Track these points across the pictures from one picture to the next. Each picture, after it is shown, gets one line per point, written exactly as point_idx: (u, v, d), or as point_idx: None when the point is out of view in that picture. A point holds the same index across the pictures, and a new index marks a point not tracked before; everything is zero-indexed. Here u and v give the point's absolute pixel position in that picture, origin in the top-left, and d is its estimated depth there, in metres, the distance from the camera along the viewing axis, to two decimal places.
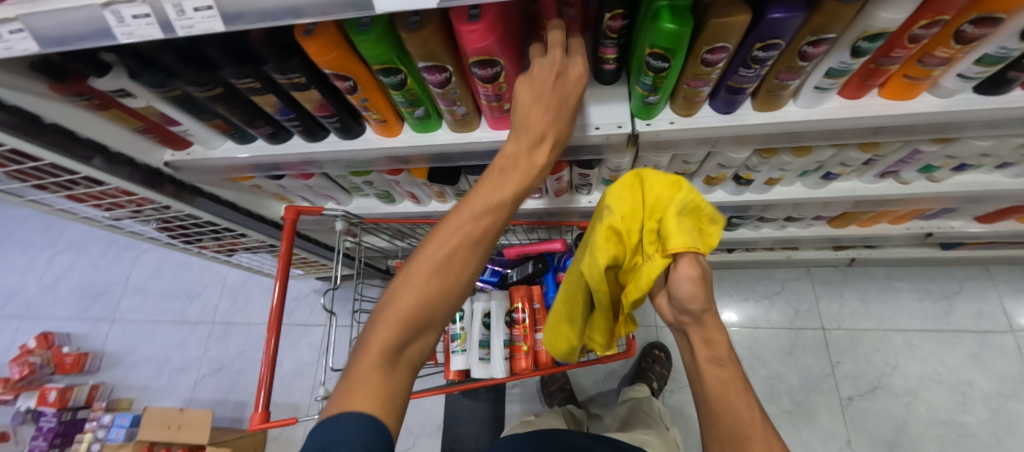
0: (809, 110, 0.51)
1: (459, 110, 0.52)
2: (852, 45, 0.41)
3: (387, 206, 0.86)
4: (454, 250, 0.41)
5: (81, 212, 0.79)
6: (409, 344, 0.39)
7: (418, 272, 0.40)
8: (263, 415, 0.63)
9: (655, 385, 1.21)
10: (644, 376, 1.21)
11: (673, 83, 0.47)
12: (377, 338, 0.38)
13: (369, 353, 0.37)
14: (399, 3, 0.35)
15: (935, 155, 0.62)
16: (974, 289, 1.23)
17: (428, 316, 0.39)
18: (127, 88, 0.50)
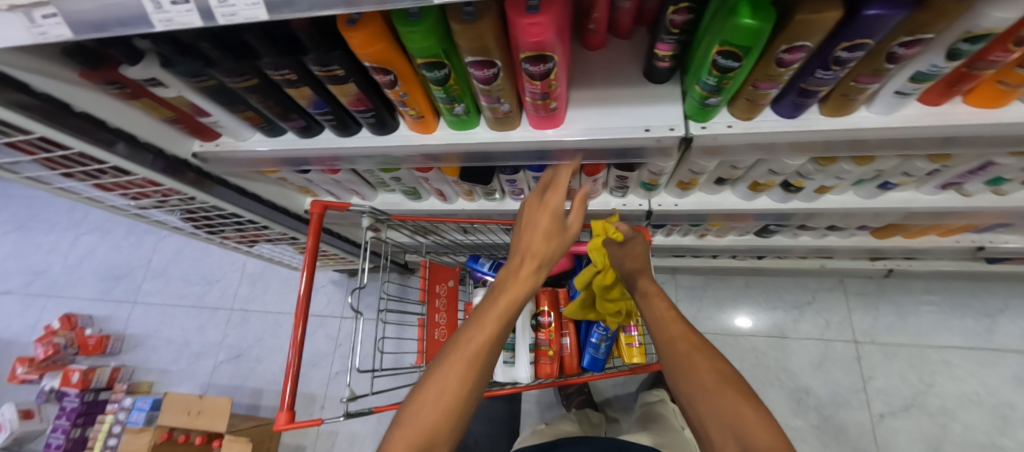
0: (884, 116, 0.47)
1: (503, 108, 0.49)
2: (950, 47, 0.37)
3: (413, 202, 0.84)
4: (460, 361, 0.42)
5: (107, 200, 0.78)
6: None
7: (427, 392, 0.41)
8: (289, 414, 0.61)
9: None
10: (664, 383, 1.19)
11: (739, 85, 0.43)
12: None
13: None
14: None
15: (1009, 168, 0.57)
16: (1020, 306, 1.17)
17: (438, 442, 0.40)
18: (159, 77, 0.48)
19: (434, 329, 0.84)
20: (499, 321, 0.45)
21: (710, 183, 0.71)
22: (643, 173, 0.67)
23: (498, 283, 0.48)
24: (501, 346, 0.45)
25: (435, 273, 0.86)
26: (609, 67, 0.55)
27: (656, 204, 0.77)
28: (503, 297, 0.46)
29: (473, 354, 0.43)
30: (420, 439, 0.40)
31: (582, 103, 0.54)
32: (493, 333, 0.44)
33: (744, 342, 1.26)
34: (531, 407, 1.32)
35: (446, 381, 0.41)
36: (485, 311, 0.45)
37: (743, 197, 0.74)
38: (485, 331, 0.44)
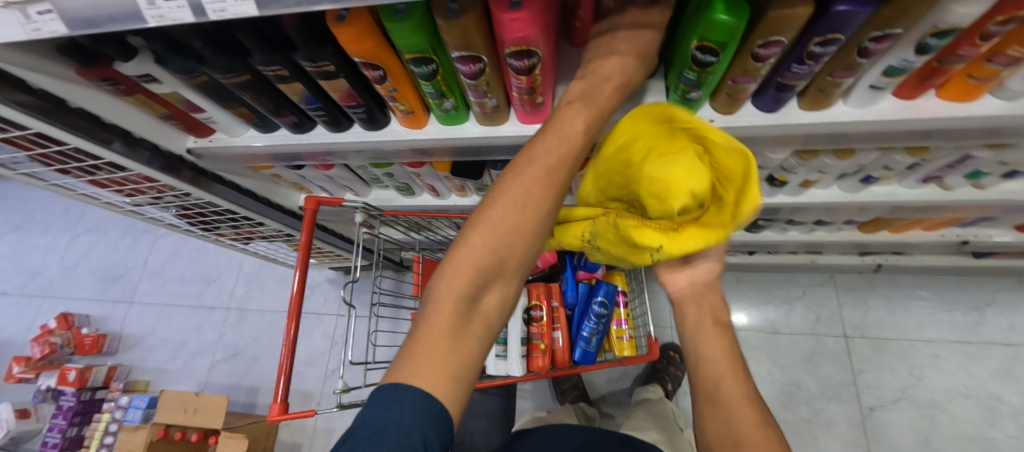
0: (860, 110, 0.48)
1: (490, 102, 0.51)
2: (919, 41, 0.38)
3: (406, 198, 0.85)
4: (522, 194, 0.40)
5: (103, 197, 0.79)
6: (482, 295, 0.41)
7: (485, 224, 0.40)
8: (282, 406, 0.62)
9: (669, 387, 1.20)
10: (658, 378, 1.20)
11: (718, 79, 0.44)
12: (449, 290, 0.40)
13: (442, 312, 0.39)
14: None
15: (986, 161, 0.59)
16: (1007, 300, 1.19)
17: (504, 269, 0.41)
18: (153, 73, 0.49)
19: None
20: (565, 150, 0.41)
21: None
22: None
23: (564, 110, 0.42)
24: (569, 178, 0.41)
25: (428, 269, 0.87)
26: None
27: None
28: (569, 129, 0.41)
29: (533, 185, 0.40)
30: (485, 267, 0.40)
31: None
32: (557, 166, 0.40)
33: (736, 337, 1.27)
34: (526, 403, 1.33)
35: (508, 213, 0.40)
36: (548, 141, 0.41)
37: None
38: (548, 162, 0.40)
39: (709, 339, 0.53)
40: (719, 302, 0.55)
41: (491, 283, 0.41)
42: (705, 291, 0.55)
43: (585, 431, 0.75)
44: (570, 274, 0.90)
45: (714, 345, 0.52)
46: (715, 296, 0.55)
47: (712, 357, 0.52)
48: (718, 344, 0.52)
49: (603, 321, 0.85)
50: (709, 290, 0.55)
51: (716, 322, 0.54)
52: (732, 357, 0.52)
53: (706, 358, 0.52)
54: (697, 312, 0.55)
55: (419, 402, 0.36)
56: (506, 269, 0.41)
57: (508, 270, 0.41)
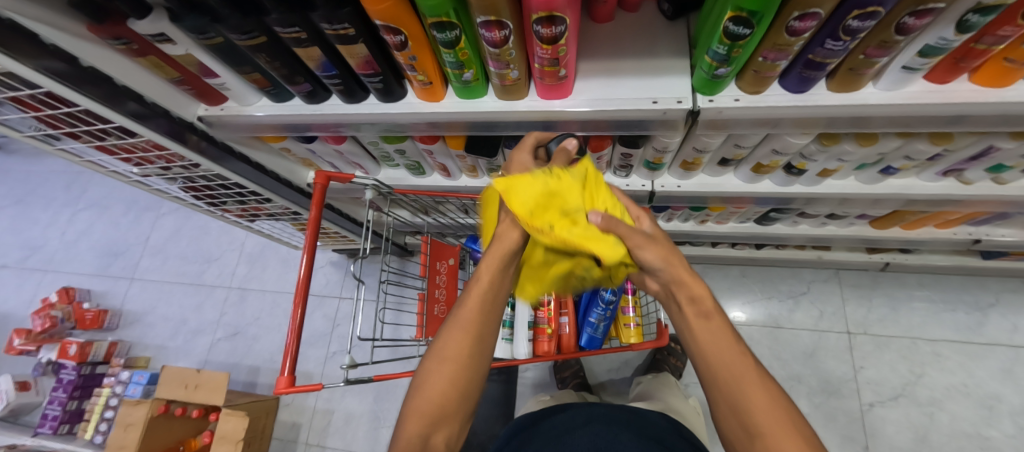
0: (889, 93, 0.47)
1: (511, 75, 0.50)
2: (959, 18, 0.37)
3: (416, 178, 0.84)
4: (453, 344, 0.48)
5: (109, 166, 0.78)
6: (436, 432, 0.46)
7: (428, 371, 0.48)
8: (289, 379, 0.62)
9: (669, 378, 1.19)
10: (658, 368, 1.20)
11: (747, 54, 0.43)
12: (410, 425, 0.46)
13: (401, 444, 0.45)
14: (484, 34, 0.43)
15: (1009, 153, 0.58)
16: (1011, 302, 1.18)
17: (450, 409, 0.47)
18: (167, 33, 0.48)
19: (434, 304, 0.84)
20: (488, 293, 0.50)
21: (713, 164, 0.71)
22: (647, 151, 0.67)
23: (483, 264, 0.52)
24: (491, 320, 0.51)
25: (436, 250, 0.86)
26: (618, 40, 0.55)
27: (658, 185, 0.77)
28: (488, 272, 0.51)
29: (463, 328, 0.49)
30: (434, 409, 0.46)
31: (590, 74, 0.54)
32: (478, 312, 0.49)
33: (739, 331, 1.27)
34: (527, 390, 1.33)
35: (444, 356, 0.48)
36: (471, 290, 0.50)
37: (745, 180, 0.74)
38: (471, 308, 0.50)
39: (701, 328, 0.46)
40: (701, 294, 0.47)
41: (440, 423, 0.46)
42: (681, 285, 0.47)
43: (587, 410, 0.73)
44: None
45: (716, 346, 0.45)
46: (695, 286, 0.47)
47: (712, 358, 0.44)
48: (711, 342, 0.45)
49: (612, 309, 0.83)
50: (685, 285, 0.47)
51: (698, 316, 0.46)
52: (732, 345, 0.44)
53: (700, 354, 0.46)
54: (684, 311, 0.47)
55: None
56: (451, 406, 0.47)
57: (459, 402, 0.48)
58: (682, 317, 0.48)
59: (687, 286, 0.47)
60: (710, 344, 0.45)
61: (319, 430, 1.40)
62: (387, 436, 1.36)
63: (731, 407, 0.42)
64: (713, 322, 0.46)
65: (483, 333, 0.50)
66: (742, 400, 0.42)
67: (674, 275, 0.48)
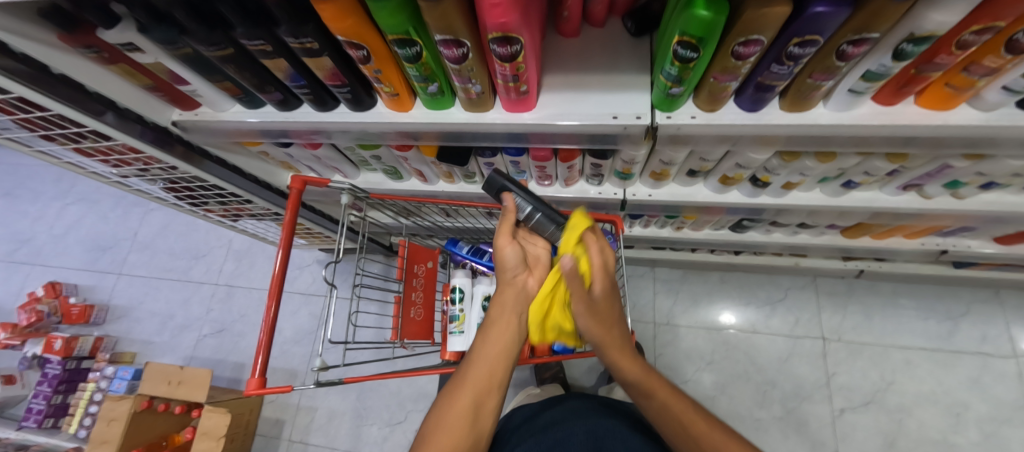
0: (839, 113, 0.49)
1: (474, 89, 0.51)
2: (895, 47, 0.38)
3: (394, 182, 0.85)
4: (463, 397, 0.53)
5: (88, 166, 0.79)
6: None
7: (436, 426, 0.51)
8: (260, 381, 0.63)
9: None
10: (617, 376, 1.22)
11: (699, 76, 0.44)
12: None
13: None
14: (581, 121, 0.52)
15: (964, 171, 0.60)
16: (982, 311, 1.21)
17: None
18: (135, 43, 0.48)
19: (409, 307, 0.86)
20: (497, 358, 0.56)
21: (682, 175, 0.72)
22: (616, 162, 0.68)
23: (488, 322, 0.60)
24: (491, 392, 0.54)
25: (414, 253, 0.87)
26: (583, 55, 0.56)
27: (630, 193, 0.78)
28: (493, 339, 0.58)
29: (462, 395, 0.53)
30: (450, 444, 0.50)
31: (554, 88, 0.55)
32: (478, 377, 0.54)
33: (717, 335, 1.29)
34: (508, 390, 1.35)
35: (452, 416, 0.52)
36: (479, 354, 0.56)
37: (714, 190, 0.75)
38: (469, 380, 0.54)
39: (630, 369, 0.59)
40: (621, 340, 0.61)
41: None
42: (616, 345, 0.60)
43: (580, 404, 0.74)
44: None
45: (658, 392, 0.58)
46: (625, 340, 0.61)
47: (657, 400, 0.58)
48: (652, 383, 0.59)
49: None
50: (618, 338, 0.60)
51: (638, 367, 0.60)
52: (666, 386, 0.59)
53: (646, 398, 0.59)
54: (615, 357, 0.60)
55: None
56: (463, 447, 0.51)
57: None
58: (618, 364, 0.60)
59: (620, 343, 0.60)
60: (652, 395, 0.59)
61: (302, 427, 1.42)
62: (368, 434, 1.37)
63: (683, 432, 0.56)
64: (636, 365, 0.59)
65: (482, 398, 0.54)
66: (688, 426, 0.56)
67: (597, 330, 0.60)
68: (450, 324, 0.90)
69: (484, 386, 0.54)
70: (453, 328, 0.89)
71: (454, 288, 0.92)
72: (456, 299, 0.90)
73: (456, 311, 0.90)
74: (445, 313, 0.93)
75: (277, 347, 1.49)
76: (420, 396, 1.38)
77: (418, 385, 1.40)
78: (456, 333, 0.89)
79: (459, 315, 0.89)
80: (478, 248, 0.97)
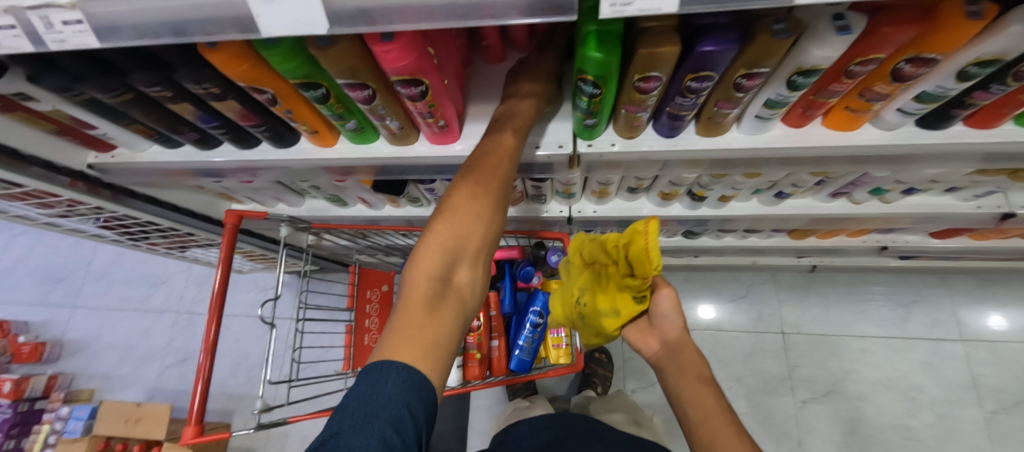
0: (753, 136, 0.50)
1: (392, 125, 0.50)
2: (787, 79, 0.39)
3: (339, 209, 0.83)
4: (462, 197, 0.41)
5: (10, 210, 0.75)
6: (450, 276, 0.40)
7: (452, 202, 0.41)
8: (197, 428, 0.61)
9: (600, 390, 1.23)
10: (588, 383, 1.23)
11: (610, 107, 0.45)
12: (417, 272, 0.40)
13: (415, 291, 0.39)
14: None
15: (885, 179, 0.62)
16: (930, 297, 1.26)
17: (466, 249, 0.41)
18: (27, 91, 0.46)
19: (363, 334, 0.84)
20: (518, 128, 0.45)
21: (624, 192, 0.73)
22: (555, 183, 0.69)
23: (505, 114, 0.46)
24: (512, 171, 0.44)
25: (364, 278, 0.86)
26: None
27: (576, 210, 0.78)
28: (504, 133, 0.44)
29: (484, 173, 0.42)
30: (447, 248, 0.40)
31: (478, 117, 0.55)
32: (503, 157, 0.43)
33: None
34: (482, 403, 1.34)
35: (451, 224, 0.40)
36: (489, 145, 0.43)
37: (657, 205, 0.76)
38: (495, 154, 0.43)
39: (699, 389, 0.55)
40: (699, 361, 0.58)
41: (457, 262, 0.41)
42: (683, 354, 0.58)
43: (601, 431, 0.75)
44: (509, 283, 0.90)
45: (714, 405, 0.54)
46: (694, 357, 0.58)
47: (710, 420, 0.53)
48: (711, 402, 0.54)
49: (540, 330, 0.85)
50: (686, 350, 0.59)
51: (701, 380, 0.56)
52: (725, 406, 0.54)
53: (696, 413, 0.54)
54: (676, 373, 0.58)
55: (403, 377, 0.35)
56: (469, 249, 0.41)
57: (468, 255, 0.41)
58: (681, 380, 0.57)
59: (688, 354, 0.58)
60: (707, 402, 0.54)
61: None
62: None
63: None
64: (704, 388, 0.55)
65: (506, 179, 0.43)
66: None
67: (681, 340, 0.59)
68: None
69: (507, 165, 0.43)
70: None
71: None
72: None
73: None
74: None
75: (245, 374, 1.46)
76: None
77: None
78: None
79: None
80: None
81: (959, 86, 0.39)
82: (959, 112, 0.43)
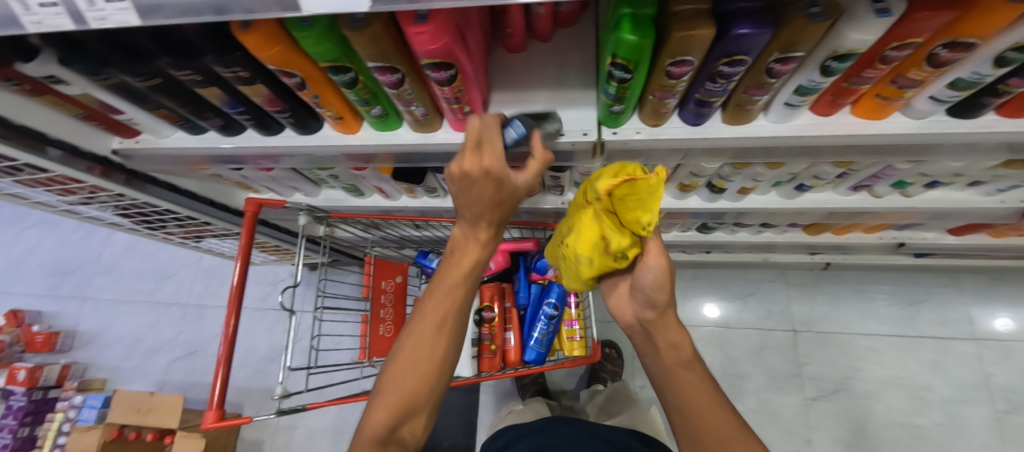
0: (780, 125, 0.49)
1: (418, 111, 0.50)
2: (821, 64, 0.39)
3: (356, 199, 0.83)
4: (408, 352, 0.49)
5: (31, 197, 0.76)
6: (402, 425, 0.47)
7: (404, 351, 0.49)
8: (218, 413, 0.61)
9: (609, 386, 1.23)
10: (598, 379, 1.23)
11: (638, 94, 0.45)
12: (373, 419, 0.47)
13: (366, 433, 0.46)
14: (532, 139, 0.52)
15: (907, 172, 0.61)
16: (942, 296, 1.25)
17: (417, 399, 0.48)
18: (58, 75, 0.46)
19: (378, 324, 0.85)
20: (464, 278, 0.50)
21: (642, 183, 0.73)
22: (574, 173, 0.69)
23: (455, 245, 0.51)
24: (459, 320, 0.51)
25: (380, 269, 0.86)
26: (530, 70, 0.56)
27: None
28: (449, 280, 0.50)
29: (433, 328, 0.49)
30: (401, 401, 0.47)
31: (503, 105, 0.55)
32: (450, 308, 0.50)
33: (691, 332, 1.31)
34: (489, 397, 1.34)
35: (406, 368, 0.48)
36: (436, 292, 0.50)
37: (675, 197, 0.76)
38: (440, 301, 0.50)
39: (682, 376, 0.51)
40: (680, 340, 0.51)
41: (410, 414, 0.48)
42: (664, 334, 0.51)
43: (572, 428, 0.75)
44: (524, 275, 0.91)
45: (698, 392, 0.50)
46: (677, 332, 0.51)
47: (695, 404, 0.49)
48: (693, 389, 0.50)
49: (554, 322, 0.85)
50: (665, 329, 0.51)
51: (681, 364, 0.51)
52: (710, 389, 0.50)
53: (678, 402, 0.51)
54: (655, 355, 0.53)
55: None
56: (419, 401, 0.48)
57: (421, 405, 0.48)
58: (662, 366, 0.52)
59: (667, 333, 0.51)
60: (692, 390, 0.50)
61: (281, 447, 1.39)
62: None
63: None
64: (686, 373, 0.51)
65: (453, 330, 0.50)
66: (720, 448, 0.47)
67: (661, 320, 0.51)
68: None
69: (453, 321, 0.50)
70: None
71: None
72: None
73: None
74: None
75: (254, 366, 1.46)
76: None
77: None
78: None
79: None
80: None
81: (996, 72, 0.38)
82: (990, 101, 0.43)
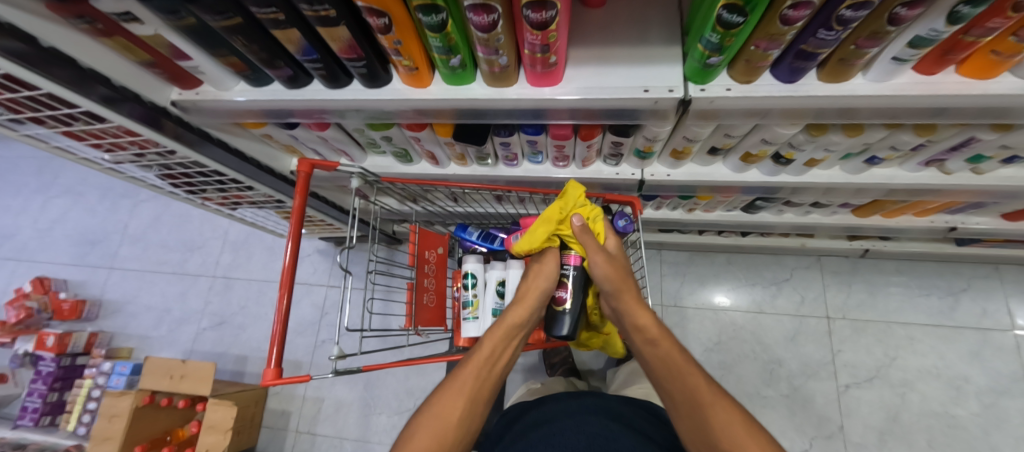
0: (877, 84, 0.47)
1: (500, 61, 0.48)
2: (951, 9, 0.37)
3: (403, 166, 0.82)
4: (447, 400, 0.56)
5: (79, 152, 0.75)
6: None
7: (441, 399, 0.56)
8: (276, 371, 0.61)
9: None
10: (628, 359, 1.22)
11: (740, 43, 0.43)
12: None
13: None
14: (612, 93, 0.50)
15: (990, 144, 0.59)
16: (982, 287, 1.23)
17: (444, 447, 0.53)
18: (134, 12, 0.45)
19: (423, 293, 0.84)
20: (498, 353, 0.64)
21: (703, 153, 0.71)
22: (638, 139, 0.66)
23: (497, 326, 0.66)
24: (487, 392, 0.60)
25: (424, 239, 0.85)
26: (609, 26, 0.54)
27: (648, 174, 0.76)
28: (490, 346, 0.63)
29: (470, 380, 0.59)
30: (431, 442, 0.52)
31: (581, 62, 0.53)
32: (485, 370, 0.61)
33: (722, 317, 1.31)
34: (518, 376, 1.35)
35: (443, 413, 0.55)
36: (476, 354, 0.62)
37: (734, 170, 0.74)
38: (478, 363, 0.61)
39: (652, 349, 0.64)
40: (645, 322, 0.66)
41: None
42: (631, 316, 0.67)
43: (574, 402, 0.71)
44: None
45: (671, 359, 0.61)
46: (640, 317, 0.66)
47: (666, 366, 0.61)
48: (666, 354, 0.62)
49: None
50: (633, 315, 0.67)
51: (647, 342, 0.65)
52: (680, 356, 0.61)
53: (659, 372, 0.62)
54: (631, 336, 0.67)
55: None
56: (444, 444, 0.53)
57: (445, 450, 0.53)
58: (638, 345, 0.66)
59: (635, 317, 0.67)
60: (665, 356, 0.62)
61: (309, 418, 1.40)
62: (377, 423, 1.36)
63: (686, 406, 0.57)
64: (661, 346, 0.63)
65: (481, 398, 0.59)
66: (694, 399, 0.56)
67: (624, 305, 0.68)
68: (463, 310, 0.89)
69: (485, 386, 0.60)
70: (467, 314, 0.88)
71: (467, 274, 0.89)
72: (469, 285, 0.88)
73: (469, 296, 0.89)
74: (457, 300, 0.92)
75: None
76: (428, 384, 1.37)
77: (427, 374, 1.37)
78: (470, 319, 0.88)
79: (473, 301, 0.88)
80: (488, 233, 0.93)
81: None
82: None
